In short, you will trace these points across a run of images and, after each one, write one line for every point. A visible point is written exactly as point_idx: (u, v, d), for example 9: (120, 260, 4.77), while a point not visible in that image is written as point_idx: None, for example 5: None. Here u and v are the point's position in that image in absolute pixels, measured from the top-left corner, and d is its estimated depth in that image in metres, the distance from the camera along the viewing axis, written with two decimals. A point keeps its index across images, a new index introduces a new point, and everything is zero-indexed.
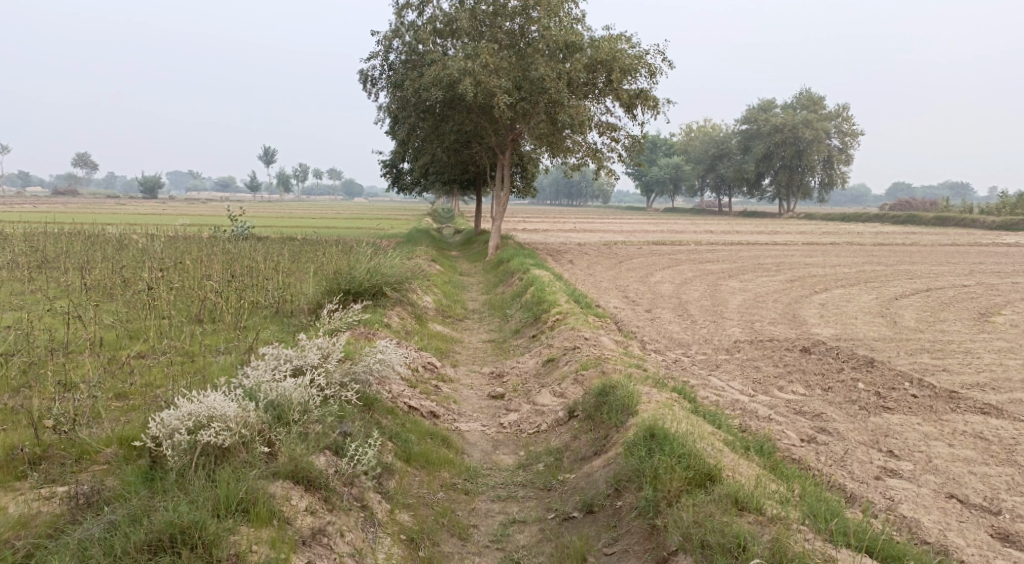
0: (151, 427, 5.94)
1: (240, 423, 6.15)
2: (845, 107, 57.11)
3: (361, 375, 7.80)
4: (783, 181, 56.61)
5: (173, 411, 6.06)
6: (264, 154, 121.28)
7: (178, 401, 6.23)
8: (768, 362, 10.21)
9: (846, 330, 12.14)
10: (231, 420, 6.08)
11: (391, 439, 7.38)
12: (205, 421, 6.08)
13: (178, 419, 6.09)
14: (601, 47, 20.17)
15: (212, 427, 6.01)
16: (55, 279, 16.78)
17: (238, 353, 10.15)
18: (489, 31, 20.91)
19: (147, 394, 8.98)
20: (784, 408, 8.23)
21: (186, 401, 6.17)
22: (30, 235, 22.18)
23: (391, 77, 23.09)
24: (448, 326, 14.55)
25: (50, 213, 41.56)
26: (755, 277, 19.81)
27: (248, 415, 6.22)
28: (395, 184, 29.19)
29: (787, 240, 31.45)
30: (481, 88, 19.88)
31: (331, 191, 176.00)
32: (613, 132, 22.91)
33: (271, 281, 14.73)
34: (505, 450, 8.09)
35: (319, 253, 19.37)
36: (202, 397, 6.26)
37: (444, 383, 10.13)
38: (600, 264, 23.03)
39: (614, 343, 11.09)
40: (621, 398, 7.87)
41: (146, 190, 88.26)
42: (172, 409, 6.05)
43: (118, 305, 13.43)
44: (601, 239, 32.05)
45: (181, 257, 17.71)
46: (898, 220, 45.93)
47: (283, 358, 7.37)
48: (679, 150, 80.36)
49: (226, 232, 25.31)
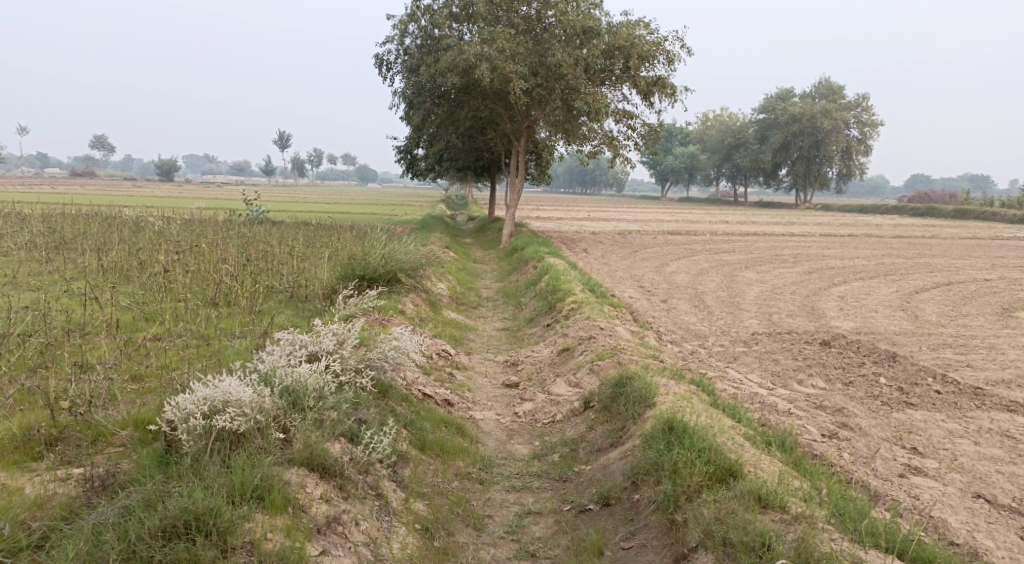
0: (166, 411, 5.87)
1: (255, 408, 6.08)
2: (865, 97, 56.49)
3: (376, 362, 7.73)
4: (800, 172, 56.12)
5: (189, 395, 6.00)
6: (280, 138, 121.35)
7: (193, 385, 6.16)
8: (787, 355, 10.08)
9: (865, 324, 11.99)
10: (246, 406, 6.01)
11: (405, 427, 7.32)
12: (220, 405, 6.01)
13: (193, 403, 6.02)
14: (619, 33, 20.06)
15: (228, 412, 5.94)
16: (71, 260, 16.81)
17: (253, 338, 10.11)
18: (506, 15, 20.75)
19: (162, 377, 8.95)
20: (804, 403, 8.11)
21: (201, 385, 6.10)
22: (47, 216, 22.25)
23: (407, 61, 23.01)
24: (463, 313, 14.47)
25: (68, 195, 41.76)
26: (772, 268, 19.61)
27: (264, 400, 6.15)
28: (410, 170, 29.07)
29: (805, 232, 31.18)
30: (498, 73, 19.74)
31: (346, 176, 176.22)
32: (629, 120, 22.73)
33: (286, 266, 14.68)
34: (520, 440, 8.01)
35: (334, 238, 19.31)
36: (218, 381, 6.19)
37: (458, 371, 10.06)
38: (614, 253, 22.87)
39: (630, 333, 10.99)
40: (638, 389, 7.77)
41: (161, 173, 88.55)
42: (188, 393, 5.98)
43: (133, 288, 13.41)
44: (616, 228, 31.87)
45: (197, 240, 17.69)
46: (916, 212, 45.49)
47: (298, 344, 7.31)
48: (695, 140, 79.81)
49: (242, 216, 25.31)
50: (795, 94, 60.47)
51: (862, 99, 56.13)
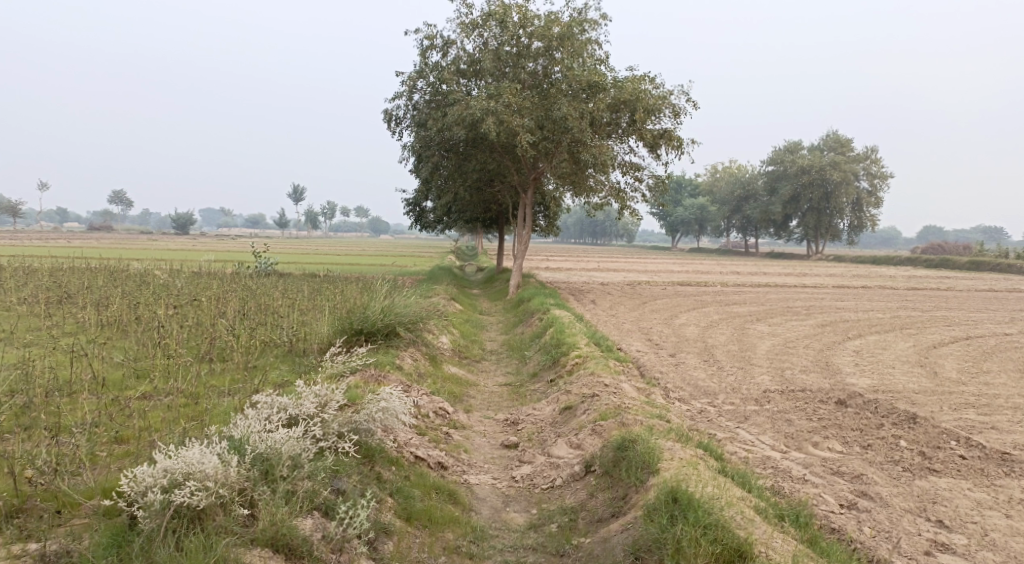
0: (124, 486, 5.60)
1: (218, 482, 5.77)
2: (875, 148, 56.30)
3: (362, 425, 7.29)
4: (810, 223, 55.76)
5: (150, 467, 5.71)
6: (294, 191, 122.21)
7: (156, 455, 5.87)
8: (801, 414, 9.56)
9: (883, 381, 11.45)
10: (209, 480, 5.71)
11: (391, 495, 6.90)
12: (181, 478, 5.70)
13: (153, 476, 5.74)
14: (624, 87, 19.82)
15: (188, 486, 5.64)
16: (71, 314, 16.52)
17: (243, 397, 9.68)
18: (513, 70, 20.66)
19: (143, 440, 8.54)
20: (820, 468, 7.61)
21: (164, 455, 5.81)
22: (54, 269, 22.13)
23: (415, 116, 22.83)
24: (464, 368, 14.00)
25: (80, 248, 41.77)
26: (784, 321, 19.11)
27: (228, 472, 5.84)
28: (418, 222, 28.81)
29: (819, 283, 30.65)
30: (504, 127, 19.54)
31: (358, 228, 177.42)
32: (636, 171, 22.49)
33: (284, 320, 14.28)
34: (516, 508, 7.51)
35: (338, 290, 18.99)
36: (183, 450, 5.90)
37: (455, 431, 9.59)
38: (622, 305, 22.44)
39: (635, 390, 10.51)
40: (641, 453, 7.28)
41: (176, 226, 89.36)
42: (148, 465, 5.70)
43: (128, 343, 13.02)
44: (625, 279, 31.45)
45: (198, 294, 17.33)
46: (931, 264, 44.93)
47: (278, 406, 6.95)
48: (704, 191, 79.77)
49: (249, 268, 25.12)
50: (805, 145, 60.38)
51: (871, 151, 55.98)
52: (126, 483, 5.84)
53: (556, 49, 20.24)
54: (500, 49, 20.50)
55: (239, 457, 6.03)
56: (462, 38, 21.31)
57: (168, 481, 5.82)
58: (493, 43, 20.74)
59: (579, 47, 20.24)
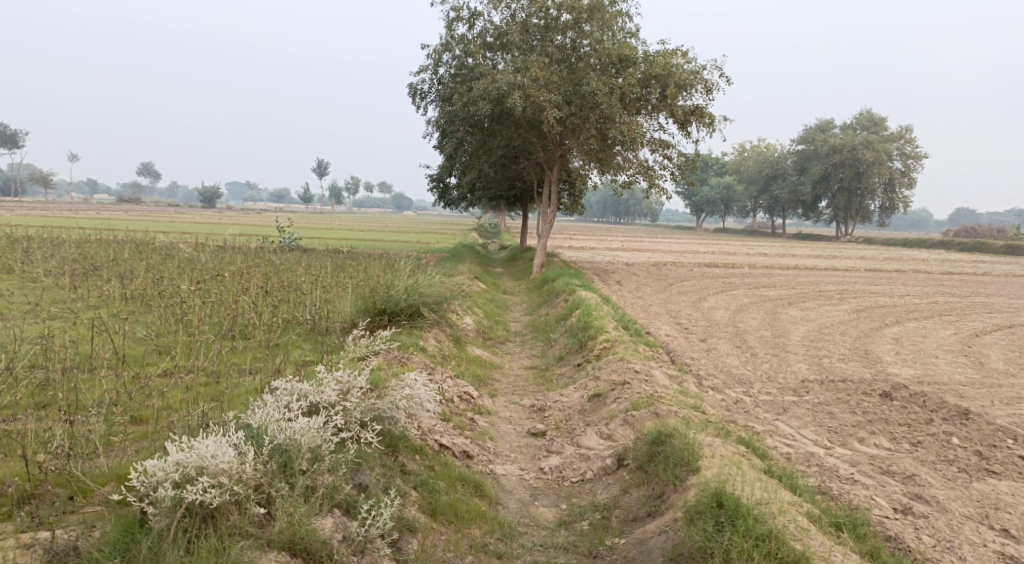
0: (135, 480, 5.32)
1: (233, 479, 5.47)
2: (909, 129, 54.95)
3: (386, 413, 6.97)
4: (840, 205, 54.65)
5: (161, 460, 5.42)
6: (318, 167, 121.99)
7: (168, 447, 5.58)
8: (843, 407, 9.10)
9: (926, 371, 10.93)
10: (223, 476, 5.42)
11: (415, 488, 6.60)
12: (194, 473, 5.41)
13: (166, 469, 5.45)
14: (656, 62, 19.22)
15: (200, 483, 5.34)
16: (95, 287, 16.35)
17: (264, 377, 9.41)
18: (541, 44, 20.14)
19: (161, 420, 8.27)
20: (869, 468, 7.19)
21: (177, 447, 5.51)
22: (80, 241, 22.06)
23: (440, 91, 22.39)
24: (489, 349, 13.65)
25: (107, 220, 41.86)
26: (817, 305, 18.56)
27: (244, 467, 5.54)
28: (442, 199, 28.35)
29: (850, 266, 29.89)
30: (531, 102, 19.04)
31: (381, 204, 177.67)
32: (666, 149, 21.91)
33: (307, 297, 13.98)
34: (545, 502, 7.14)
35: (361, 267, 18.70)
36: (196, 441, 5.61)
37: (481, 416, 9.24)
38: (649, 286, 21.96)
39: (667, 378, 10.11)
40: (680, 449, 6.88)
41: (203, 200, 89.58)
42: (159, 458, 5.41)
43: (150, 318, 12.79)
44: (650, 259, 30.89)
45: (222, 269, 17.08)
46: (964, 248, 43.85)
47: (298, 393, 6.61)
48: (731, 170, 78.61)
49: (273, 243, 24.91)
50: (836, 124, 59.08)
51: (904, 131, 54.65)
52: (138, 475, 5.56)
53: (586, 22, 19.68)
54: (528, 22, 19.96)
55: (256, 449, 5.72)
56: (489, 10, 20.76)
57: (180, 474, 5.53)
58: (521, 15, 20.20)
59: (609, 20, 19.67)
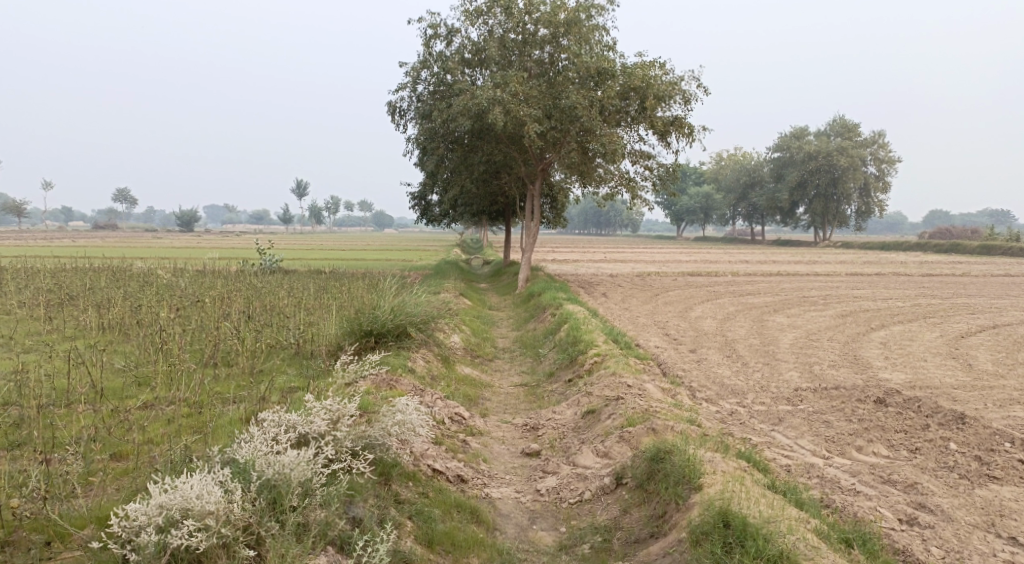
0: (117, 526, 5.16)
1: (220, 520, 5.31)
2: (882, 133, 55.42)
3: (377, 440, 6.83)
4: (818, 210, 54.99)
5: (143, 504, 5.25)
6: (297, 188, 121.28)
7: (151, 489, 5.41)
8: (839, 415, 9.01)
9: (918, 375, 10.88)
10: (210, 518, 5.25)
11: (410, 518, 6.49)
12: (179, 515, 5.25)
13: (148, 513, 5.29)
14: (634, 74, 19.25)
15: (186, 527, 5.18)
16: (72, 317, 16.04)
17: (250, 406, 9.23)
18: (519, 60, 20.14)
19: (142, 456, 8.09)
20: (870, 477, 7.13)
21: (160, 489, 5.35)
22: (57, 270, 21.73)
23: (419, 108, 22.30)
24: (477, 368, 13.49)
25: (82, 247, 41.34)
26: (803, 311, 18.53)
27: (232, 507, 5.39)
28: (423, 216, 28.19)
29: (832, 270, 29.97)
30: (511, 118, 18.99)
31: (361, 223, 177.21)
32: (646, 160, 21.91)
33: (290, 320, 13.77)
34: (543, 526, 7.01)
35: (344, 287, 18.53)
36: (180, 481, 5.45)
37: (473, 438, 9.09)
38: (634, 297, 21.87)
39: (660, 391, 9.99)
40: (680, 466, 6.78)
41: (181, 224, 89.03)
42: (141, 502, 5.24)
43: (130, 348, 12.54)
44: (633, 270, 30.82)
45: (201, 294, 16.81)
46: (941, 249, 44.19)
47: (285, 424, 6.45)
48: (708, 179, 78.96)
49: (253, 266, 24.66)
50: (811, 130, 59.50)
51: (878, 135, 55.09)
52: (120, 520, 5.41)
53: (563, 36, 19.69)
54: (505, 37, 19.94)
55: (243, 486, 5.56)
56: (467, 26, 20.73)
57: (163, 517, 5.36)
58: (499, 31, 20.18)
59: (586, 34, 19.69)
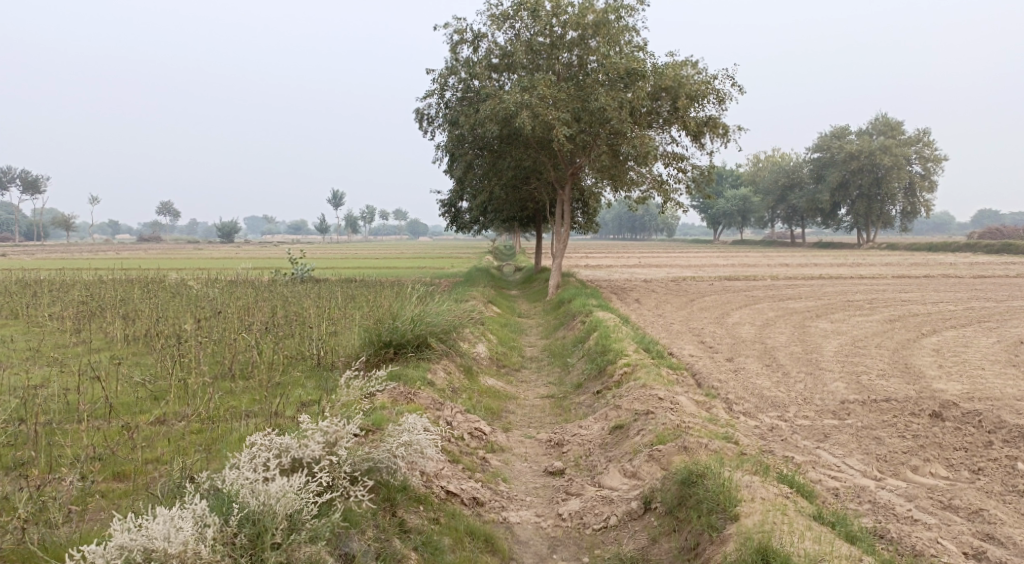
0: None
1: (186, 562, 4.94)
2: (927, 131, 53.80)
3: (381, 464, 6.28)
4: (861, 211, 53.44)
5: (104, 544, 4.95)
6: (334, 196, 121.61)
7: (116, 527, 5.10)
8: (890, 431, 8.25)
9: (976, 385, 10.05)
10: (174, 562, 4.91)
11: (415, 550, 5.98)
12: (140, 558, 4.92)
13: (109, 554, 4.96)
14: (665, 74, 18.54)
15: None
16: (98, 328, 15.71)
17: (262, 421, 8.73)
18: (547, 63, 19.59)
19: (146, 476, 7.61)
20: (931, 502, 6.51)
21: (124, 527, 5.04)
22: (89, 281, 21.59)
23: (447, 115, 21.83)
24: (503, 379, 12.88)
25: (120, 260, 41.31)
26: (848, 316, 17.64)
27: (201, 548, 4.99)
28: (454, 223, 27.62)
29: (877, 273, 28.80)
30: (540, 121, 18.37)
31: (396, 231, 177.58)
32: (680, 162, 21.17)
33: (312, 329, 13.26)
34: (565, 555, 6.40)
35: (372, 296, 18.06)
36: (149, 518, 5.12)
37: (493, 455, 8.48)
38: (669, 303, 21.09)
39: (693, 405, 9.31)
40: (713, 493, 6.17)
41: (222, 235, 89.70)
42: (101, 541, 4.93)
43: (149, 361, 12.12)
44: (668, 275, 29.95)
45: (227, 304, 16.39)
46: (993, 249, 42.59)
47: (277, 448, 5.98)
48: (746, 181, 77.48)
49: (284, 275, 24.34)
50: (852, 130, 57.91)
51: (922, 134, 53.48)
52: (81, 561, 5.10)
53: (592, 37, 19.08)
54: (532, 40, 19.38)
55: (217, 522, 5.16)
56: (493, 30, 20.22)
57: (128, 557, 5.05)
58: (526, 34, 19.63)
59: (616, 34, 18.99)
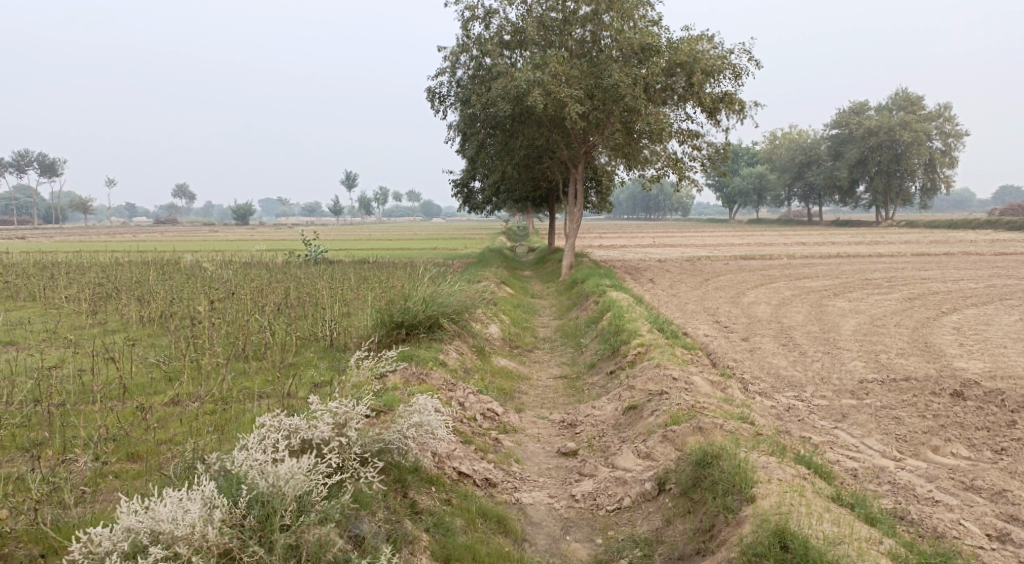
0: (84, 553, 4.87)
1: (194, 546, 4.91)
2: (947, 106, 53.04)
3: (392, 445, 6.20)
4: (880, 188, 52.81)
5: (111, 527, 4.92)
6: (348, 177, 121.59)
7: (123, 509, 5.08)
8: (910, 411, 8.10)
9: (997, 364, 9.88)
10: (181, 545, 4.88)
11: (427, 531, 5.92)
12: (147, 541, 4.89)
13: (117, 537, 4.93)
14: (680, 49, 18.34)
15: (155, 554, 4.81)
16: (113, 310, 15.71)
17: (275, 402, 8.67)
18: (559, 39, 19.35)
19: (160, 457, 7.57)
20: (953, 484, 6.37)
21: (131, 510, 5.01)
22: (105, 263, 21.65)
23: (460, 94, 21.66)
24: (516, 359, 12.78)
25: (136, 242, 41.42)
26: (867, 295, 17.41)
27: (209, 531, 4.95)
28: (466, 203, 27.44)
29: (896, 251, 28.45)
30: (552, 99, 18.12)
31: (410, 213, 177.44)
32: (695, 140, 20.91)
33: (325, 309, 13.20)
34: (578, 536, 6.33)
35: (386, 277, 17.99)
36: (157, 501, 5.08)
37: (506, 436, 8.39)
38: (684, 283, 20.90)
39: (708, 385, 9.18)
40: (729, 474, 6.06)
41: (237, 218, 89.91)
42: (108, 525, 4.90)
43: (164, 342, 12.10)
44: (683, 254, 29.70)
45: (241, 286, 16.34)
46: (1015, 226, 41.97)
47: (287, 429, 5.91)
48: (763, 159, 76.77)
49: (298, 256, 24.31)
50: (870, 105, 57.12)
51: (942, 109, 52.74)
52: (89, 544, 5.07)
53: (605, 12, 18.76)
54: (545, 17, 19.10)
55: (225, 504, 5.12)
56: (505, 7, 19.95)
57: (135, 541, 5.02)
58: (539, 10, 19.36)
59: (630, 10, 18.66)
